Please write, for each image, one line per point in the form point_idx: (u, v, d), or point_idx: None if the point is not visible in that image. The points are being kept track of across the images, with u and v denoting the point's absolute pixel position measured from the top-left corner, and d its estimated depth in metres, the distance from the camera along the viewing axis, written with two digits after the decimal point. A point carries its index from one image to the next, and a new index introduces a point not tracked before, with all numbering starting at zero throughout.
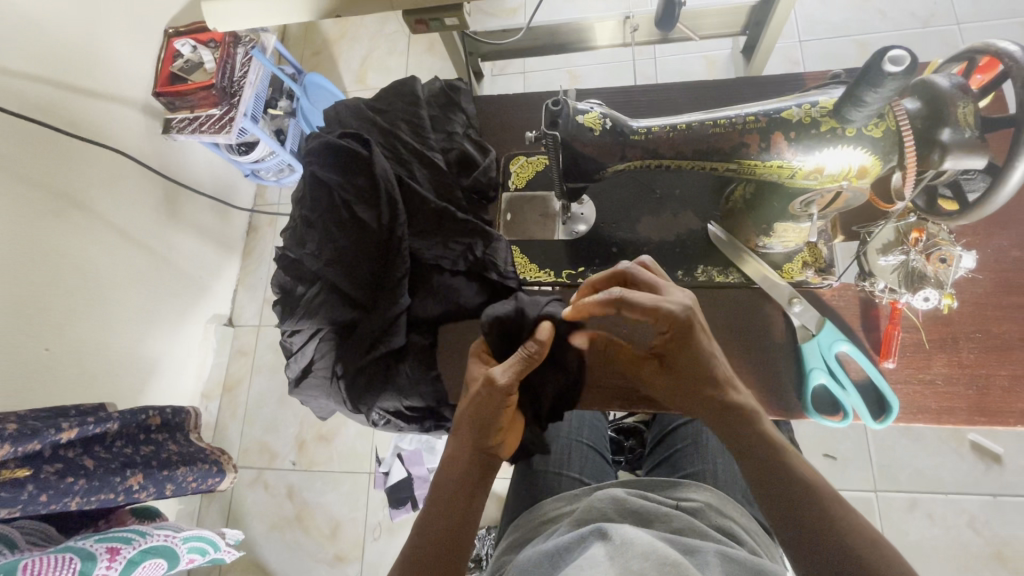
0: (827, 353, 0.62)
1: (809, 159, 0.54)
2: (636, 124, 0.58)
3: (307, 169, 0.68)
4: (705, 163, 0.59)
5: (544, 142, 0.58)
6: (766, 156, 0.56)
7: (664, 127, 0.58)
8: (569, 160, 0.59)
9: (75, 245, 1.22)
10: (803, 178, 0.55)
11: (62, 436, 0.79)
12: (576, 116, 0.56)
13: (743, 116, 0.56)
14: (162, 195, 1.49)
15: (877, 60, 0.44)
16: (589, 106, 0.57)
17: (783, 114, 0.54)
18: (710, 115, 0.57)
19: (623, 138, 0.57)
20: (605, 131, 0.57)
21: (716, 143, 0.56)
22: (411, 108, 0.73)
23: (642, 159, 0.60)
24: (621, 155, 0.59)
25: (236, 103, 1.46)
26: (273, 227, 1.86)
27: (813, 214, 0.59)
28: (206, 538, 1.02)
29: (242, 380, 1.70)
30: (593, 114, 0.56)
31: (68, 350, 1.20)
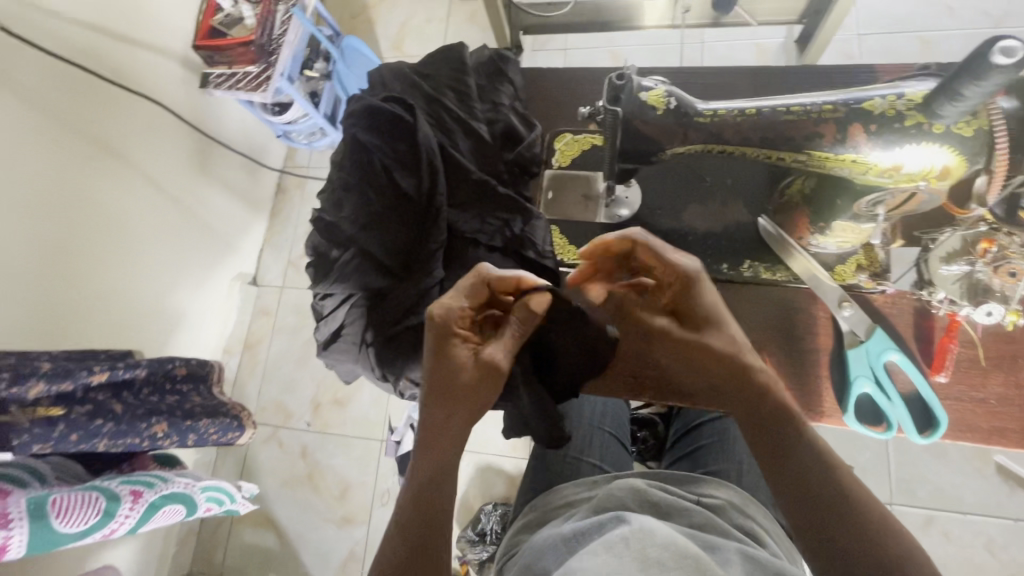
0: (875, 362, 0.59)
1: (887, 155, 0.52)
2: (702, 106, 0.56)
3: (349, 132, 0.67)
4: (771, 152, 0.57)
5: (603, 118, 0.58)
6: (841, 149, 0.53)
7: (733, 110, 0.56)
8: (628, 139, 0.58)
9: (110, 193, 1.24)
10: (877, 176, 0.53)
11: (93, 378, 0.80)
12: (639, 93, 0.56)
13: (819, 104, 0.53)
14: (196, 150, 1.50)
15: (986, 50, 0.41)
16: (654, 83, 0.56)
17: (864, 105, 0.52)
18: (783, 101, 0.55)
19: (686, 120, 0.56)
20: (668, 111, 0.56)
21: (786, 131, 0.55)
22: (457, 76, 0.71)
23: (704, 143, 0.58)
24: (683, 138, 0.58)
25: (275, 61, 1.43)
26: (302, 190, 1.86)
27: (878, 215, 0.58)
28: (224, 489, 1.05)
29: (263, 338, 1.73)
30: (657, 92, 0.56)
31: (98, 296, 1.22)
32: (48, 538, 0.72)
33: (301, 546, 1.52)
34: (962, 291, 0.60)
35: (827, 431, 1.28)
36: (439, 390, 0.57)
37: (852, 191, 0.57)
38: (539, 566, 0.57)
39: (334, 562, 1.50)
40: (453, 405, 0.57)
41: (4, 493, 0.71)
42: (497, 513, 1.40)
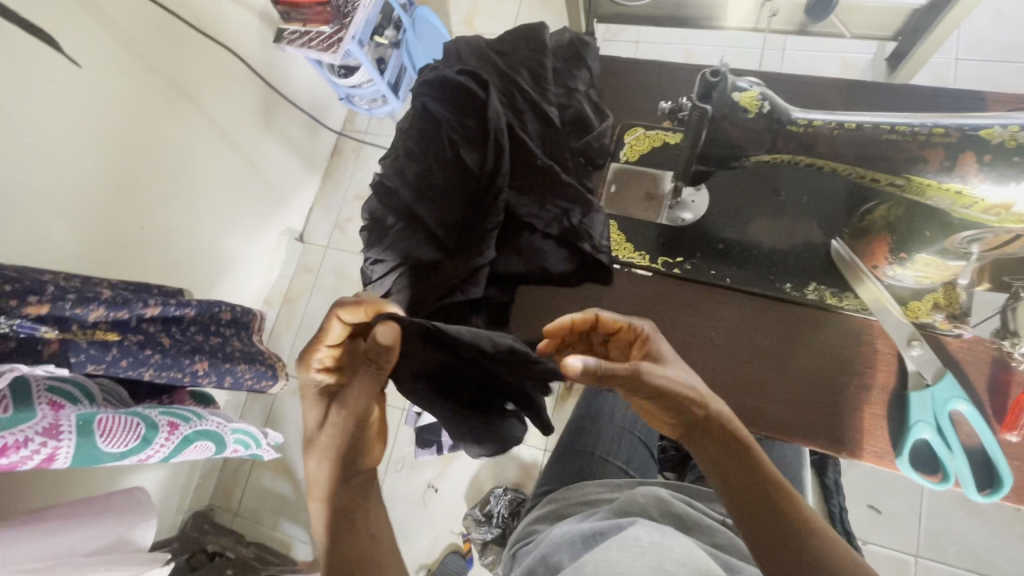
0: (940, 410, 0.55)
1: (996, 191, 0.49)
2: (797, 114, 0.55)
3: (420, 101, 0.67)
4: (866, 171, 0.55)
5: (689, 114, 0.56)
6: (945, 178, 0.51)
7: (829, 122, 0.54)
8: (711, 137, 0.56)
9: (178, 135, 1.28)
10: (982, 212, 0.51)
11: (147, 310, 0.84)
12: (732, 93, 0.54)
13: (929, 127, 0.51)
14: (261, 103, 1.53)
15: None
16: (748, 84, 0.55)
17: (981, 133, 0.49)
18: (889, 118, 0.53)
19: (777, 126, 0.55)
20: (760, 115, 0.55)
21: (887, 150, 0.53)
22: (536, 56, 0.69)
23: (790, 153, 0.57)
24: (771, 144, 0.56)
25: (348, 24, 1.45)
26: (356, 154, 1.88)
27: (971, 252, 0.55)
28: (251, 433, 1.09)
29: (302, 294, 1.77)
30: (750, 94, 0.54)
31: (155, 234, 1.27)
32: (91, 454, 0.76)
33: None
34: None
35: (857, 470, 1.23)
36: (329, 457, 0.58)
37: (944, 224, 0.55)
38: (554, 560, 0.57)
39: None
40: (347, 461, 0.59)
41: (56, 407, 0.74)
42: (507, 497, 1.41)
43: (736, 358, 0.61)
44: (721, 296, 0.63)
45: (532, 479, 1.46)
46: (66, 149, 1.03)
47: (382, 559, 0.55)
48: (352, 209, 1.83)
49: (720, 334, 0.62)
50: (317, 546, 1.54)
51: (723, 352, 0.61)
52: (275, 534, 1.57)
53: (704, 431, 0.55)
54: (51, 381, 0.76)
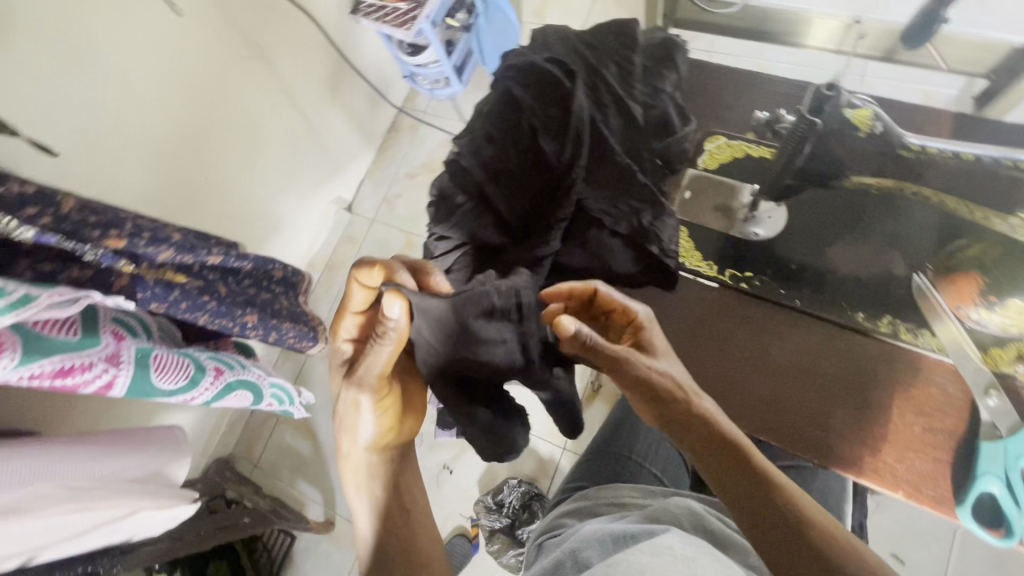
0: (1011, 464, 0.52)
1: None
2: (910, 139, 0.57)
3: (505, 86, 0.68)
4: (974, 208, 0.56)
5: (796, 129, 0.56)
6: None
7: (941, 151, 0.57)
8: (815, 150, 0.57)
9: (250, 93, 1.31)
10: None
11: (210, 258, 0.87)
12: (847, 111, 0.56)
13: None
14: (330, 72, 1.56)
15: None
16: (862, 103, 0.57)
17: None
18: (1004, 153, 0.56)
19: (888, 148, 0.58)
20: (870, 134, 0.57)
21: (998, 188, 0.56)
22: (625, 51, 0.70)
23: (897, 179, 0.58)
24: (877, 166, 0.59)
25: (423, 5, 1.46)
26: (412, 133, 1.90)
27: None
28: (286, 390, 1.12)
29: (343, 263, 1.81)
30: (864, 113, 0.57)
31: (217, 186, 1.31)
32: (145, 386, 0.79)
33: (333, 462, 1.62)
34: None
35: (884, 516, 1.19)
36: (362, 439, 0.66)
37: None
38: (583, 556, 0.57)
39: None
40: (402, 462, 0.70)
41: (118, 338, 0.78)
42: (519, 489, 1.42)
43: (790, 381, 0.61)
44: (787, 316, 0.63)
45: (547, 476, 1.46)
46: (149, 96, 1.07)
47: (426, 547, 0.66)
48: (402, 186, 1.86)
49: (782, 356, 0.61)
50: (328, 509, 1.58)
51: (780, 372, 0.61)
52: (291, 491, 1.62)
53: (678, 422, 0.56)
54: (117, 314, 0.80)
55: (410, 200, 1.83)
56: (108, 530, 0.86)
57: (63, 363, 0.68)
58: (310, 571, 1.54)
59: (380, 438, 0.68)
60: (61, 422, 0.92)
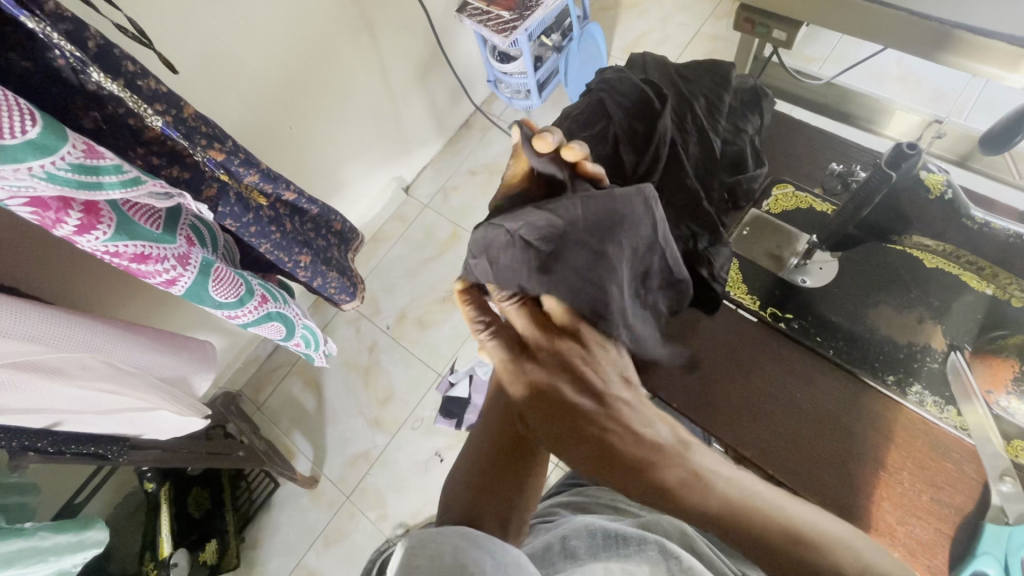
0: (1014, 552, 0.53)
1: None
2: (977, 212, 0.61)
3: (599, 95, 0.75)
4: (1005, 276, 0.61)
5: (872, 177, 0.59)
6: None
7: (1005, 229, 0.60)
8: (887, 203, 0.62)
9: (352, 61, 1.41)
10: None
11: (285, 193, 0.94)
12: (921, 171, 0.60)
13: None
14: (425, 59, 1.66)
15: None
16: (936, 167, 0.61)
17: None
18: None
19: (955, 214, 0.61)
20: (939, 199, 0.61)
21: None
22: (716, 90, 0.77)
23: (953, 248, 0.63)
24: (941, 233, 0.63)
25: (525, 16, 1.54)
26: (483, 133, 1.99)
27: None
28: (315, 334, 1.17)
29: (389, 238, 1.88)
30: (936, 177, 0.60)
31: (300, 136, 1.39)
32: (202, 293, 0.86)
33: (332, 423, 1.65)
34: None
35: None
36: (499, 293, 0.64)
37: None
38: (571, 544, 0.60)
39: (348, 452, 1.61)
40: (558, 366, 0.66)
41: (189, 243, 0.82)
42: None
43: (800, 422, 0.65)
44: (815, 361, 0.68)
45: None
46: (267, 39, 1.17)
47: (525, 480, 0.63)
48: (461, 180, 1.93)
49: (802, 398, 0.66)
50: (316, 466, 1.61)
51: (795, 411, 0.66)
52: (285, 440, 1.66)
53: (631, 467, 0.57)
54: (195, 219, 0.85)
55: (465, 194, 1.90)
56: (128, 419, 0.91)
57: (142, 250, 0.73)
58: (283, 522, 1.57)
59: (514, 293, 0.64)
60: (113, 309, 0.98)
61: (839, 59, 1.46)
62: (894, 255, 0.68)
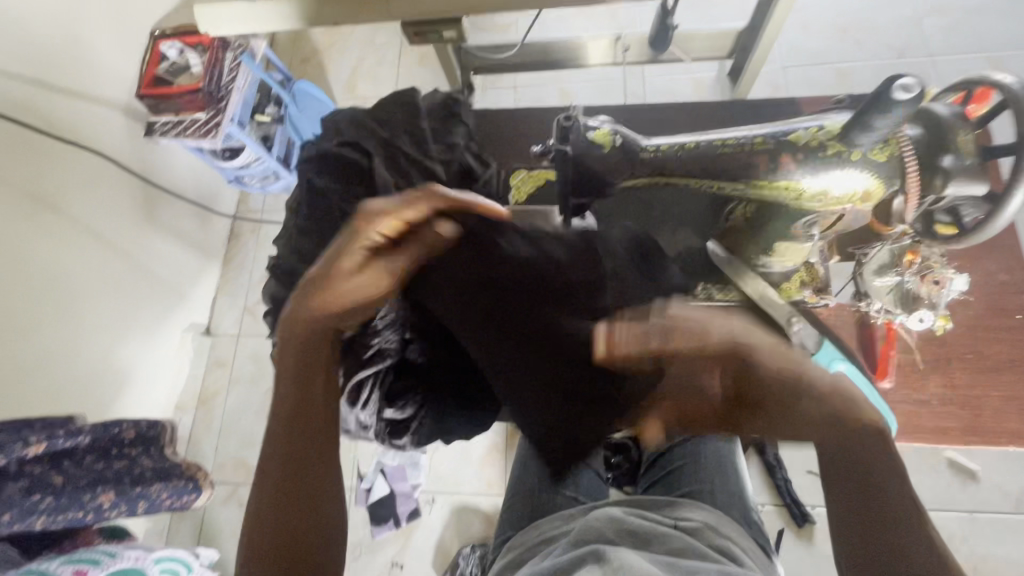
0: (826, 372, 0.62)
1: (815, 181, 0.55)
2: (646, 142, 0.61)
3: (307, 177, 0.74)
4: (713, 183, 0.60)
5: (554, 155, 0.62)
6: (775, 176, 0.56)
7: (674, 147, 0.60)
8: (578, 175, 0.61)
9: (43, 248, 1.16)
10: (810, 200, 0.56)
11: (28, 451, 0.77)
12: (587, 133, 0.60)
13: (750, 138, 0.57)
14: (140, 200, 1.44)
15: (888, 86, 0.48)
16: (599, 123, 0.61)
17: (789, 137, 0.55)
18: (718, 135, 0.59)
19: (632, 156, 0.60)
20: (615, 148, 0.60)
21: (725, 164, 0.58)
22: (412, 118, 0.79)
23: (652, 176, 0.62)
24: (632, 172, 0.61)
25: (223, 108, 1.40)
26: (256, 235, 1.80)
27: (813, 235, 0.61)
28: (178, 559, 0.97)
29: (218, 391, 1.64)
30: (602, 132, 0.60)
31: (32, 359, 1.13)
32: None
33: None
34: (895, 298, 0.65)
35: None
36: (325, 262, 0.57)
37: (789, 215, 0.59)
38: None
39: None
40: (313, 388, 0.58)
41: None
42: (476, 555, 1.34)
43: None
44: None
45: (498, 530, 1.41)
46: None
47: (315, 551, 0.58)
48: (260, 292, 1.74)
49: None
50: None
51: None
52: None
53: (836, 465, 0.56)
54: None
55: None
56: None
57: None
58: None
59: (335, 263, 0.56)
60: None
61: (526, 20, 1.57)
62: (633, 189, 0.70)
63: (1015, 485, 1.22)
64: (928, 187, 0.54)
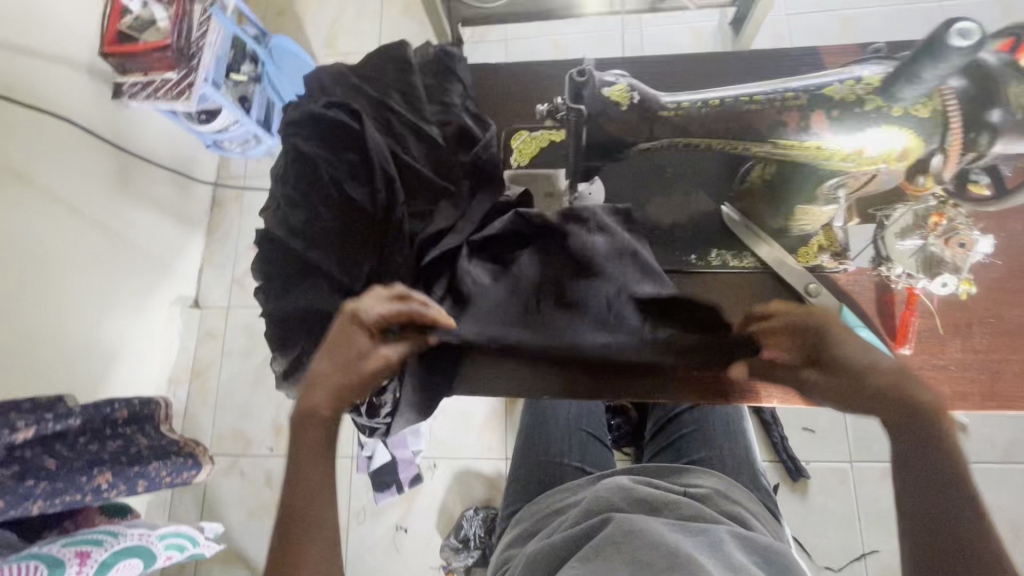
0: None
1: (849, 140, 0.54)
2: (666, 100, 0.58)
3: (291, 143, 0.69)
4: (736, 143, 0.59)
5: (567, 117, 0.59)
6: (804, 136, 0.55)
7: (696, 103, 0.58)
8: (593, 134, 0.59)
9: (14, 223, 1.09)
10: (843, 161, 0.55)
11: (17, 436, 0.74)
12: (602, 90, 0.57)
13: (782, 92, 0.56)
14: (114, 168, 1.36)
15: (944, 32, 0.44)
16: (615, 78, 0.58)
17: (825, 90, 0.54)
18: (744, 90, 0.58)
19: (650, 114, 0.58)
20: (632, 105, 0.58)
21: (751, 120, 0.57)
22: (402, 75, 0.74)
23: (674, 137, 0.60)
24: (650, 132, 0.59)
25: (196, 67, 1.30)
26: (240, 202, 1.73)
27: (841, 197, 0.60)
28: (184, 533, 0.97)
29: (211, 363, 1.62)
30: (618, 88, 0.58)
31: (14, 338, 1.09)
32: None
33: None
34: (920, 263, 0.65)
35: None
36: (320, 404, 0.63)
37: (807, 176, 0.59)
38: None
39: None
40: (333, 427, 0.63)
41: None
42: (479, 517, 1.37)
43: (667, 345, 0.66)
44: None
45: (500, 492, 1.43)
46: None
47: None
48: (247, 262, 1.69)
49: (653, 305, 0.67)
50: None
51: (657, 333, 0.67)
52: None
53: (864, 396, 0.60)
54: None
55: None
56: None
57: None
58: None
59: (343, 324, 0.63)
60: None
61: None
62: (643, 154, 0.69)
63: (1003, 436, 1.25)
64: (971, 145, 0.52)
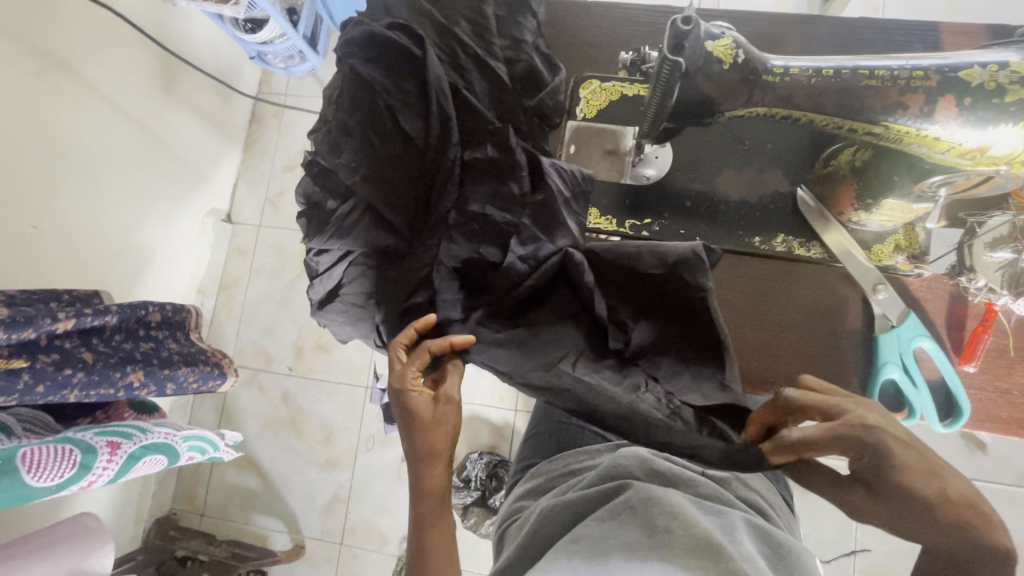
0: (904, 349, 0.63)
1: (975, 135, 0.50)
2: (772, 63, 0.54)
3: (349, 64, 0.66)
4: (842, 122, 0.54)
5: (661, 70, 0.52)
6: (924, 124, 0.51)
7: (806, 70, 0.53)
8: (684, 94, 0.54)
9: (58, 114, 1.09)
10: (959, 156, 0.52)
11: (58, 326, 0.75)
12: (706, 42, 0.52)
13: (908, 69, 0.51)
14: (159, 70, 1.33)
15: None
16: (721, 31, 0.53)
17: (961, 73, 0.49)
18: (864, 63, 0.52)
19: (754, 78, 0.54)
20: (734, 65, 0.53)
21: (865, 97, 0.52)
22: (474, 3, 0.69)
23: (768, 107, 0.56)
24: (746, 98, 0.55)
25: None
26: (279, 120, 1.70)
27: (940, 196, 0.58)
28: (205, 437, 1.01)
29: (240, 279, 1.64)
30: (723, 43, 0.52)
31: (56, 229, 1.11)
32: (18, 492, 0.69)
33: (285, 488, 1.51)
34: (1003, 278, 0.61)
35: None
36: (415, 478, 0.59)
37: (914, 170, 0.56)
38: (544, 534, 0.56)
39: (318, 504, 1.49)
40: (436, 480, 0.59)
41: None
42: (483, 461, 1.41)
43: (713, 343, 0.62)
44: None
45: (506, 441, 1.47)
46: None
47: None
48: (281, 182, 1.68)
49: None
50: (295, 534, 1.49)
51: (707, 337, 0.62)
52: (249, 527, 1.51)
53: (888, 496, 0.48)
54: None
55: None
56: None
57: None
58: None
59: (397, 397, 0.59)
60: None
61: None
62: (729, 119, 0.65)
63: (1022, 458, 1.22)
64: None
